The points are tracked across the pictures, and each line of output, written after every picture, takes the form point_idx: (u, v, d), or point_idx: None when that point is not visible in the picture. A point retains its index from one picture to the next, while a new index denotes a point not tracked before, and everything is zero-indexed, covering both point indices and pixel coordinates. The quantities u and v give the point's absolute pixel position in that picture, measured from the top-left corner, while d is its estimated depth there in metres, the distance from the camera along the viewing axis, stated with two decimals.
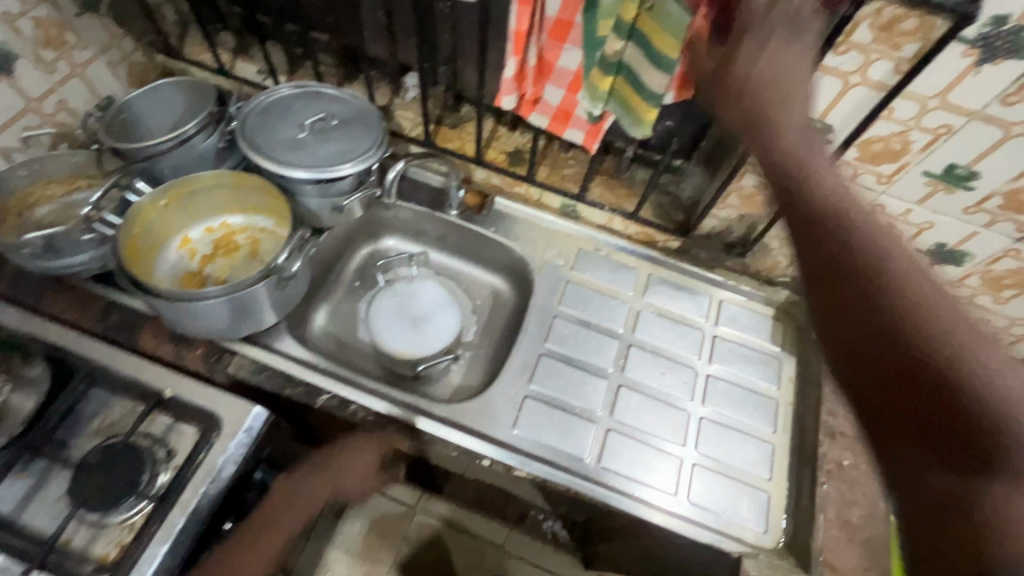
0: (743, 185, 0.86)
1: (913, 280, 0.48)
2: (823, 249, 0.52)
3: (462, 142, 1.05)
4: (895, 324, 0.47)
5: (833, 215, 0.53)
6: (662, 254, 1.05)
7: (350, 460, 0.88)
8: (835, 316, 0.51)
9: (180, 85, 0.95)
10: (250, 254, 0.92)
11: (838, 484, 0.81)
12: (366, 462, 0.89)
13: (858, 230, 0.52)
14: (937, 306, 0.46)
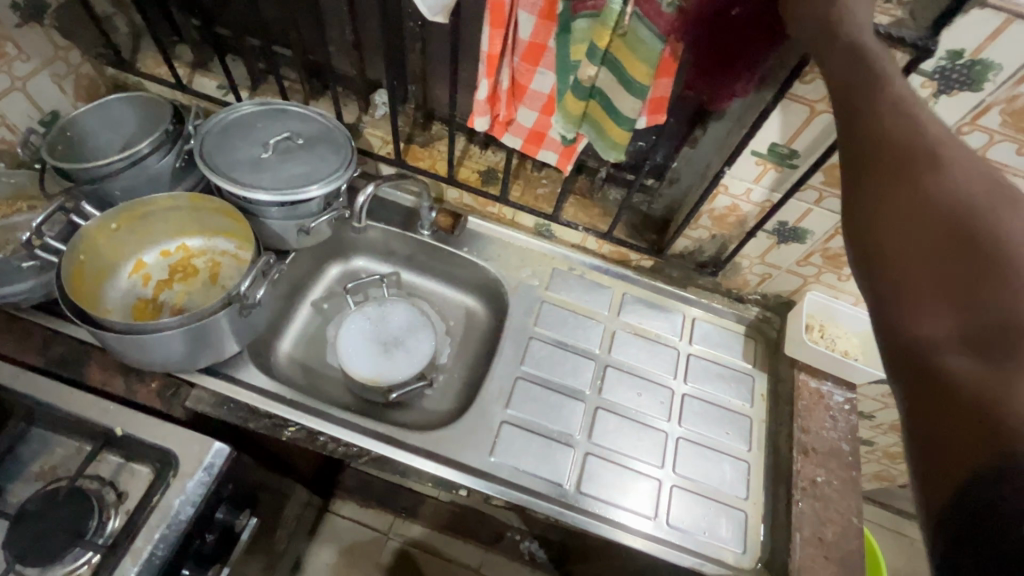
0: (714, 206, 0.87)
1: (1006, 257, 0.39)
2: (860, 201, 0.46)
3: (434, 161, 1.03)
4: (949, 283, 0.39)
5: (888, 158, 0.45)
6: (635, 273, 1.05)
7: None
8: (871, 274, 0.44)
9: (132, 99, 0.89)
10: (210, 279, 0.88)
11: (812, 501, 0.82)
12: None
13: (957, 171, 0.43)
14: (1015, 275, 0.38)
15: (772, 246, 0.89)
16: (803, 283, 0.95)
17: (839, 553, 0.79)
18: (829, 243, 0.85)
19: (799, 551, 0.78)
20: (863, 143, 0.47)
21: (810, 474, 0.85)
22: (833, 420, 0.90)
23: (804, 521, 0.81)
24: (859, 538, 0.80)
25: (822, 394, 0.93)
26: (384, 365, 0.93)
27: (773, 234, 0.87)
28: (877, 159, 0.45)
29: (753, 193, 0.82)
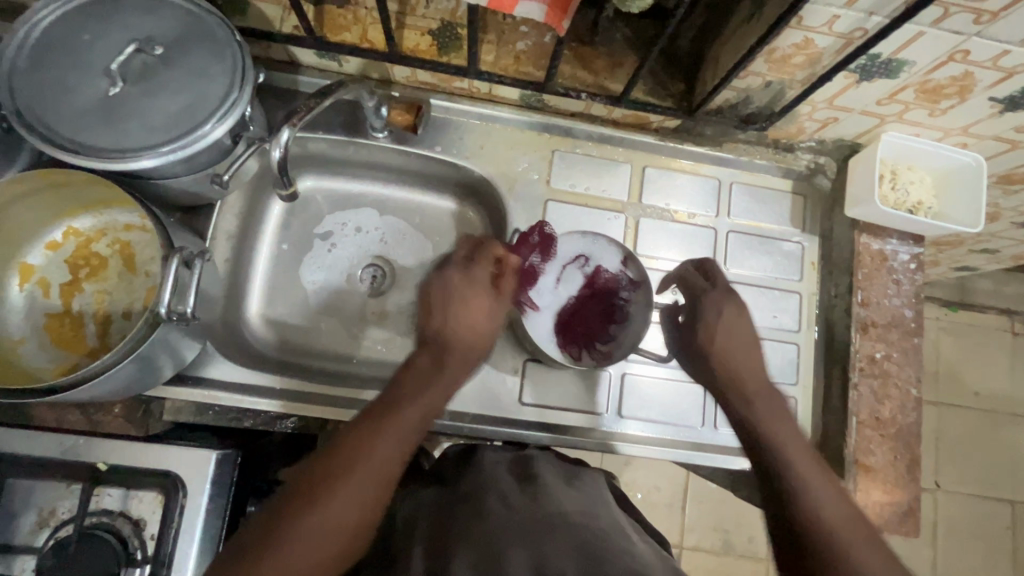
0: (778, 45, 0.60)
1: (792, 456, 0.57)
2: (747, 368, 0.65)
3: (365, 29, 0.72)
4: (815, 491, 0.55)
5: (685, 341, 0.69)
6: (657, 137, 0.82)
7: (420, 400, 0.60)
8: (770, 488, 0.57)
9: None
10: (124, 265, 0.68)
11: (871, 381, 0.76)
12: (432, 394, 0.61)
13: (750, 362, 0.65)
14: (825, 487, 0.55)
15: (850, 86, 0.65)
16: (878, 122, 0.73)
17: (896, 429, 0.76)
18: (932, 74, 0.61)
19: (856, 434, 0.75)
20: (737, 363, 0.65)
21: (869, 351, 0.77)
22: (897, 285, 0.79)
23: (860, 404, 0.76)
24: (918, 409, 0.76)
25: (886, 256, 0.80)
26: (396, 269, 0.86)
27: (855, 72, 0.62)
28: (742, 349, 0.66)
29: (840, 22, 0.56)
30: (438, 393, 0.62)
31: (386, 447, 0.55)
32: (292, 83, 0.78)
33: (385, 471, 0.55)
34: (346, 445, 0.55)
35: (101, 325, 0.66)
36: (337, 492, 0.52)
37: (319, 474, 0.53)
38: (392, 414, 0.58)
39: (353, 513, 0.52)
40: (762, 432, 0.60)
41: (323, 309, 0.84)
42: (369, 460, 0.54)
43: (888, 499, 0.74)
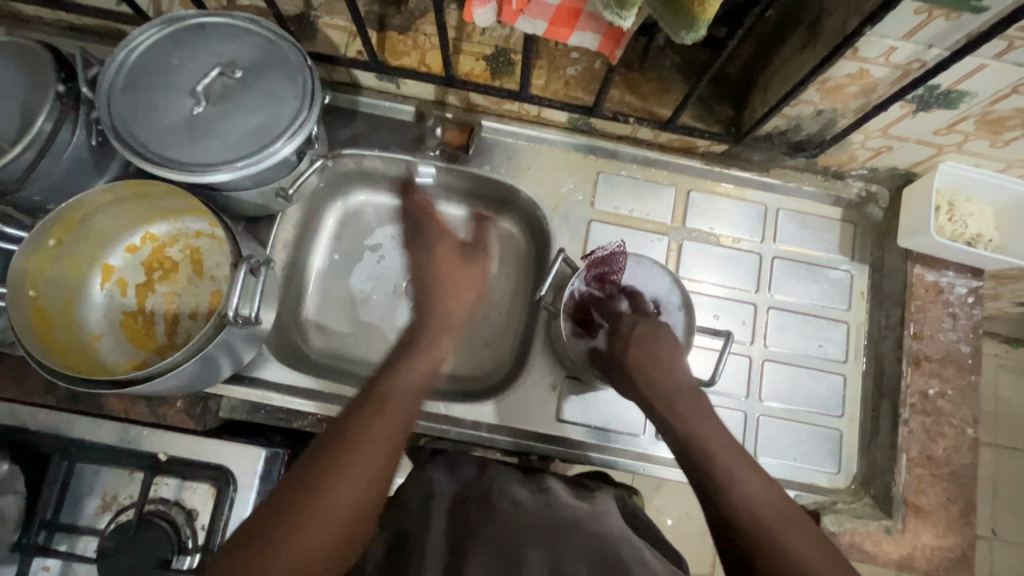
0: (831, 75, 0.61)
1: (725, 456, 0.53)
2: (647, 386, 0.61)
3: (423, 53, 0.76)
4: (756, 492, 0.50)
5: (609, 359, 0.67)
6: (703, 162, 0.83)
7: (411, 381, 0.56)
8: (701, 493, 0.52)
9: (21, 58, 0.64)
10: (193, 270, 0.73)
11: (922, 418, 0.74)
12: (416, 385, 0.57)
13: (649, 369, 0.61)
14: (742, 492, 0.50)
15: (905, 116, 0.64)
16: (935, 152, 0.71)
17: (949, 470, 0.73)
18: (994, 106, 0.60)
19: (905, 472, 0.72)
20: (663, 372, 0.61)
21: (921, 386, 0.75)
22: (953, 319, 0.76)
23: (911, 441, 0.73)
24: (974, 451, 0.73)
25: (941, 289, 0.77)
26: None
27: (912, 102, 0.61)
28: (635, 363, 0.63)
29: (897, 54, 0.55)
30: (429, 361, 0.59)
31: (377, 444, 0.51)
32: (352, 104, 0.82)
33: (382, 457, 0.51)
34: (339, 437, 0.51)
35: (170, 325, 0.71)
36: (325, 494, 0.48)
37: (314, 466, 0.49)
38: (379, 401, 0.54)
39: (353, 503, 0.48)
40: (700, 446, 0.54)
41: (369, 318, 0.87)
42: (372, 441, 0.51)
43: (939, 543, 0.71)
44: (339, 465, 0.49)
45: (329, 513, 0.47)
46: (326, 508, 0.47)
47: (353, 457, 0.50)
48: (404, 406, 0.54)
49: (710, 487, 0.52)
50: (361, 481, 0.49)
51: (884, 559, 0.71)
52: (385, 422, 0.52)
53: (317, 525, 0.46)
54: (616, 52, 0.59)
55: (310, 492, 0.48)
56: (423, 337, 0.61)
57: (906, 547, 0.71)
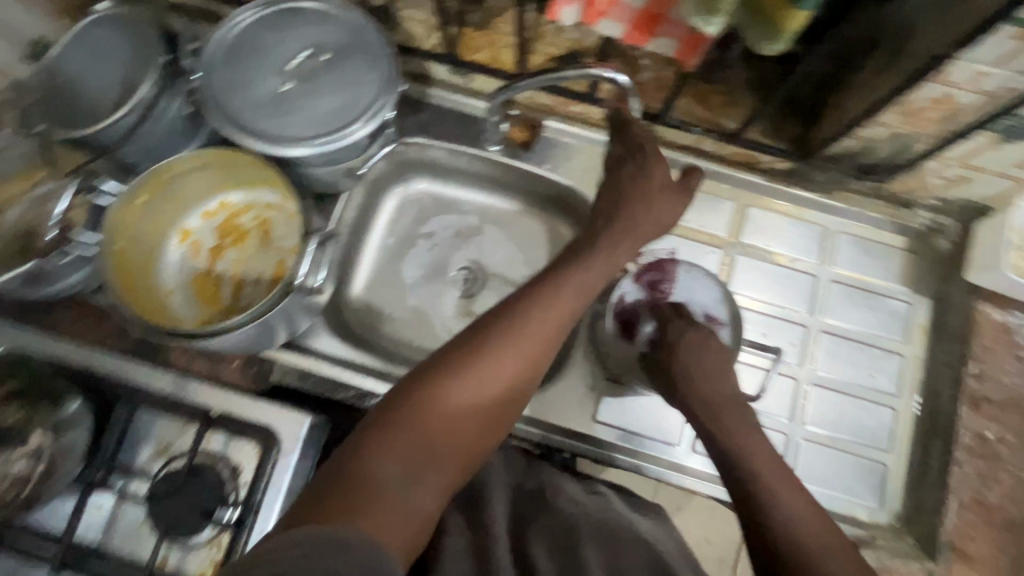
0: (912, 98, 0.59)
1: (772, 480, 0.53)
2: (691, 394, 0.61)
3: (497, 51, 0.79)
4: (801, 519, 0.51)
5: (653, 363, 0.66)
6: (765, 178, 0.82)
7: (565, 292, 0.61)
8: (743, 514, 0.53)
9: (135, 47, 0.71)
10: (262, 239, 0.77)
11: (976, 462, 0.71)
12: (575, 288, 0.62)
13: (698, 377, 0.61)
14: (791, 517, 0.51)
15: (987, 147, 0.62)
16: (1015, 187, 0.69)
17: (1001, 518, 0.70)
18: None
19: (953, 514, 0.71)
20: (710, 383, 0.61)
21: (979, 429, 0.72)
22: (1018, 362, 0.73)
23: (961, 484, 0.71)
24: None
25: (1007, 329, 0.74)
26: (489, 274, 0.90)
27: (996, 132, 0.60)
28: (681, 371, 0.62)
29: (986, 81, 0.54)
30: (596, 277, 0.63)
31: (524, 350, 0.58)
32: (422, 94, 0.85)
33: (520, 361, 0.58)
34: (482, 333, 0.58)
35: (236, 288, 0.76)
36: (451, 389, 0.55)
37: (456, 356, 0.57)
38: (520, 309, 0.60)
39: (487, 394, 0.56)
40: (746, 465, 0.55)
41: (417, 303, 0.89)
42: (516, 347, 0.58)
43: None
44: (473, 359, 0.56)
45: (465, 398, 0.55)
46: (474, 402, 0.55)
47: (485, 354, 0.57)
48: (543, 313, 0.60)
49: (752, 510, 0.52)
50: (491, 380, 0.56)
51: None
52: (526, 320, 0.59)
53: (454, 407, 0.54)
54: (693, 61, 0.60)
55: (453, 377, 0.55)
56: (607, 236, 0.65)
57: None
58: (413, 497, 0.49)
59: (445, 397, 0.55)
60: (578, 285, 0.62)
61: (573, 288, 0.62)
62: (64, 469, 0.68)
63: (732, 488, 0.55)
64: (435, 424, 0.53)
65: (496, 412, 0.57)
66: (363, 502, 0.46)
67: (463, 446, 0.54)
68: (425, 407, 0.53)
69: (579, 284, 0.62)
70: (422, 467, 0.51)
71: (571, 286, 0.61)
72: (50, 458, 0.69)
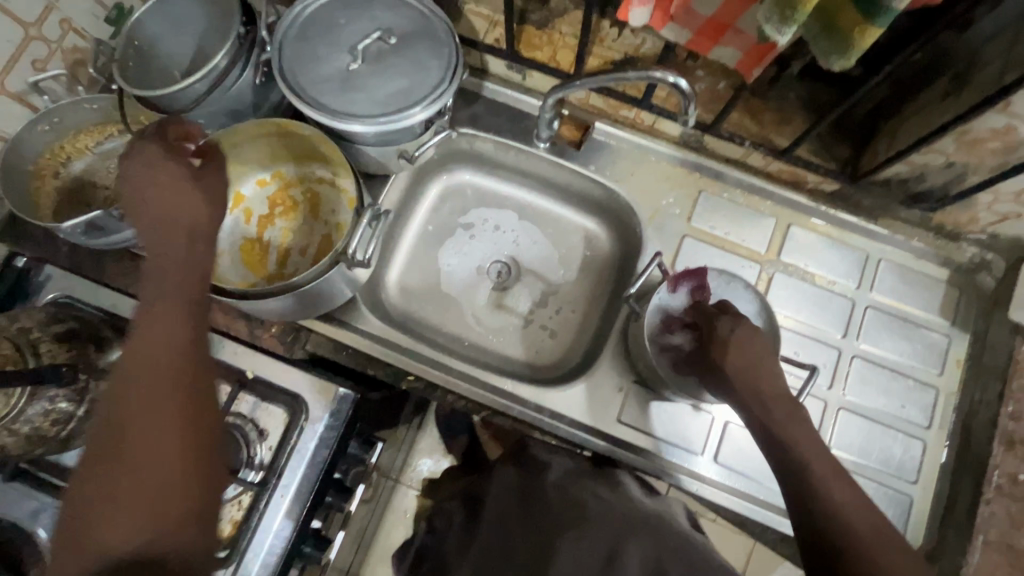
0: (973, 127, 0.59)
1: (820, 466, 0.56)
2: (738, 387, 0.62)
3: (555, 50, 0.81)
4: (851, 509, 0.53)
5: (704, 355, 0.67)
6: (811, 198, 0.82)
7: (153, 328, 0.57)
8: (794, 501, 0.56)
9: (213, 20, 0.74)
10: (310, 212, 0.80)
11: (1007, 503, 0.69)
12: (173, 322, 0.57)
13: (746, 371, 0.62)
14: (840, 506, 0.54)
15: None
16: None
17: None
18: None
19: (979, 553, 0.70)
20: (759, 375, 0.61)
21: (1012, 470, 0.70)
22: None
23: None
24: None
25: None
26: (523, 269, 0.91)
27: None
28: (728, 365, 0.63)
29: None
30: (186, 291, 0.59)
31: (160, 369, 0.55)
32: (476, 87, 0.87)
33: (160, 398, 0.54)
34: (115, 417, 0.53)
35: (281, 257, 0.78)
36: (130, 450, 0.52)
37: (101, 452, 0.52)
38: (127, 369, 0.55)
39: (176, 433, 0.54)
40: (797, 455, 0.57)
41: (451, 288, 0.91)
42: (151, 395, 0.54)
43: None
44: (126, 421, 0.53)
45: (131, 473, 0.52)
46: (148, 479, 0.51)
47: (139, 414, 0.53)
48: (157, 331, 0.56)
49: (801, 495, 0.55)
50: (146, 414, 0.53)
51: None
52: (155, 331, 0.56)
53: (137, 472, 0.52)
54: (755, 71, 0.60)
55: (111, 460, 0.52)
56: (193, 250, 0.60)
57: None
58: None
59: (120, 441, 0.53)
60: (154, 327, 0.57)
61: (150, 329, 0.56)
62: None
63: (784, 484, 0.57)
64: (102, 540, 0.49)
65: (188, 438, 0.54)
66: (74, 560, 0.48)
67: (157, 482, 0.52)
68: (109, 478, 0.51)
69: (162, 332, 0.57)
70: (84, 540, 0.49)
71: (150, 332, 0.56)
72: (91, 404, 0.68)
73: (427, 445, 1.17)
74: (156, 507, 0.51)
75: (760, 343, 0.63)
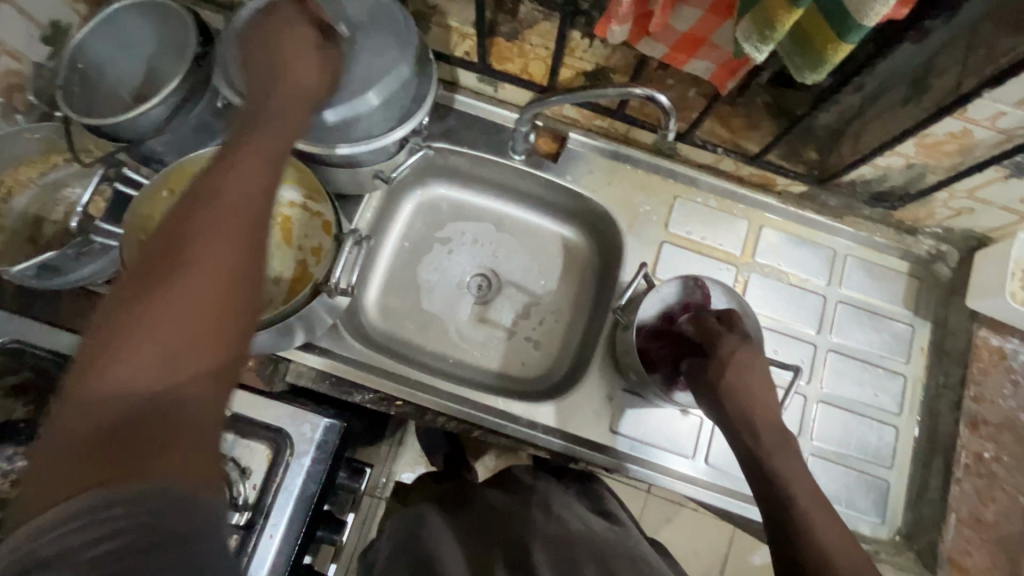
0: (931, 132, 0.62)
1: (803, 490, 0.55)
2: (736, 414, 0.62)
3: (526, 63, 0.79)
4: (831, 530, 0.52)
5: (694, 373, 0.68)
6: (780, 199, 0.85)
7: (245, 167, 0.45)
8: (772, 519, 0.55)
9: (165, 38, 0.69)
10: (283, 237, 0.76)
11: (974, 480, 0.74)
12: (258, 178, 0.46)
13: (741, 398, 0.62)
14: (816, 527, 0.52)
15: (997, 180, 0.66)
16: (1016, 220, 0.73)
17: (998, 534, 0.73)
18: None
19: (953, 532, 0.73)
20: (760, 406, 0.62)
21: (977, 449, 0.75)
22: (1014, 386, 0.77)
23: (961, 501, 0.74)
24: None
25: (1005, 354, 0.78)
26: (505, 281, 0.91)
27: (1005, 168, 0.63)
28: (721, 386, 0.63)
29: (1004, 119, 0.57)
30: (255, 172, 0.46)
31: (227, 227, 0.42)
32: (448, 100, 0.85)
33: (222, 264, 0.41)
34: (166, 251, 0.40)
35: None
36: (127, 347, 0.37)
37: (141, 274, 0.40)
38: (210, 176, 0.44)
39: (203, 323, 0.39)
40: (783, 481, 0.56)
41: (432, 305, 0.89)
42: (216, 252, 0.41)
43: None
44: (162, 271, 0.39)
45: (169, 305, 0.38)
46: (152, 357, 0.37)
47: (183, 256, 0.40)
48: (226, 190, 0.43)
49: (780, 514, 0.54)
50: (191, 297, 0.39)
51: None
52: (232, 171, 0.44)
53: (148, 331, 0.37)
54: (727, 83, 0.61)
55: (172, 302, 0.38)
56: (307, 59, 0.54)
57: None
58: (50, 497, 0.31)
59: (125, 316, 0.38)
60: (245, 171, 0.45)
61: (244, 171, 0.45)
62: None
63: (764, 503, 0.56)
64: (100, 393, 0.35)
65: (221, 320, 0.40)
66: (55, 486, 0.32)
67: (168, 341, 0.37)
68: (130, 332, 0.37)
69: (249, 179, 0.45)
70: (144, 377, 0.36)
71: (230, 179, 0.44)
72: None
73: (406, 461, 1.12)
74: (166, 359, 0.37)
75: (760, 370, 0.64)
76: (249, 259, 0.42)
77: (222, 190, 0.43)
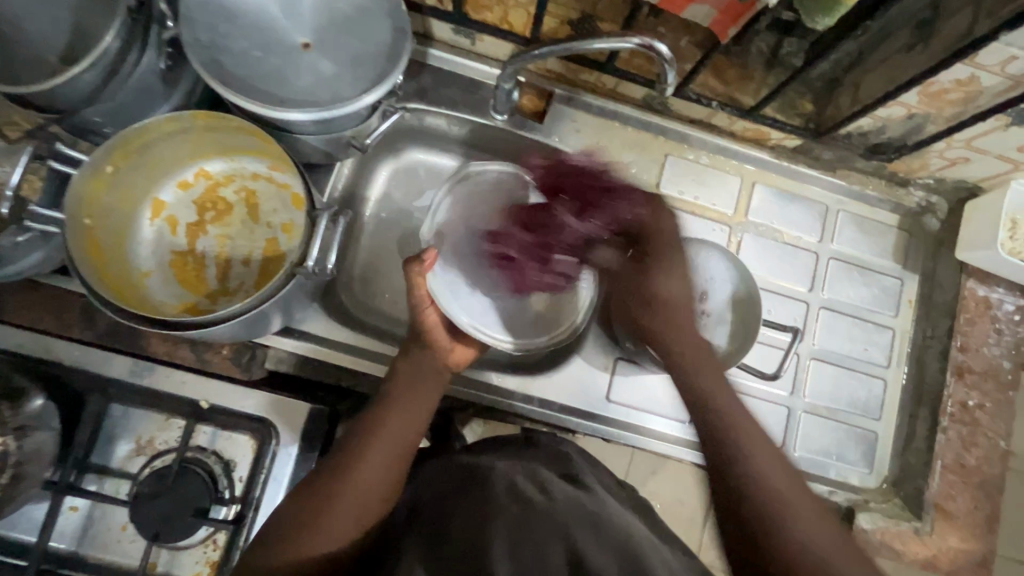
0: (937, 80, 0.60)
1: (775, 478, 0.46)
2: (713, 399, 0.52)
3: (506, 10, 0.73)
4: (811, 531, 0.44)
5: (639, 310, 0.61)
6: (773, 154, 0.82)
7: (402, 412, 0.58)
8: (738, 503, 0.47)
9: None
10: (249, 214, 0.70)
11: (959, 428, 0.76)
12: (408, 431, 0.58)
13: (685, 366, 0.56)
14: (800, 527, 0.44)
15: (996, 129, 0.64)
16: (1010, 169, 0.72)
17: (978, 478, 0.76)
18: None
19: (938, 478, 0.76)
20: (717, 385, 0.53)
21: (962, 398, 0.77)
22: (997, 335, 0.78)
23: (947, 448, 0.76)
24: (1002, 462, 0.76)
25: (990, 304, 0.79)
26: None
27: (1007, 117, 0.61)
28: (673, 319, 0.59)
29: (1014, 64, 0.55)
30: (407, 439, 0.57)
31: (383, 475, 0.54)
32: (421, 55, 0.78)
33: (380, 479, 0.54)
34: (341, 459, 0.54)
35: (222, 270, 0.68)
36: (329, 509, 0.51)
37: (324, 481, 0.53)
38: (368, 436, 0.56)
39: (358, 515, 0.52)
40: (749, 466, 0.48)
41: None
42: (370, 470, 0.54)
43: (962, 546, 0.75)
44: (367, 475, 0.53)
45: (356, 497, 0.52)
46: (324, 539, 0.50)
47: (352, 481, 0.53)
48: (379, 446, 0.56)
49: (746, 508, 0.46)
50: (363, 499, 0.52)
51: (911, 557, 0.75)
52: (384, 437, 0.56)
53: (337, 515, 0.51)
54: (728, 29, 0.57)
55: (325, 497, 0.52)
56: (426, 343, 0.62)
57: (931, 546, 0.75)
58: None
59: (329, 477, 0.53)
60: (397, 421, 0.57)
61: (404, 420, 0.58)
62: (33, 474, 0.60)
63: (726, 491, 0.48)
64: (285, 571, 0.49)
65: (379, 502, 0.53)
66: None
67: (326, 532, 0.51)
68: (313, 528, 0.50)
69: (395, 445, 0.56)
70: (308, 516, 0.51)
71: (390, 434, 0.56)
72: (15, 469, 0.59)
73: None
74: (342, 539, 0.51)
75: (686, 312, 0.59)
76: (390, 495, 0.54)
77: (380, 453, 0.55)
